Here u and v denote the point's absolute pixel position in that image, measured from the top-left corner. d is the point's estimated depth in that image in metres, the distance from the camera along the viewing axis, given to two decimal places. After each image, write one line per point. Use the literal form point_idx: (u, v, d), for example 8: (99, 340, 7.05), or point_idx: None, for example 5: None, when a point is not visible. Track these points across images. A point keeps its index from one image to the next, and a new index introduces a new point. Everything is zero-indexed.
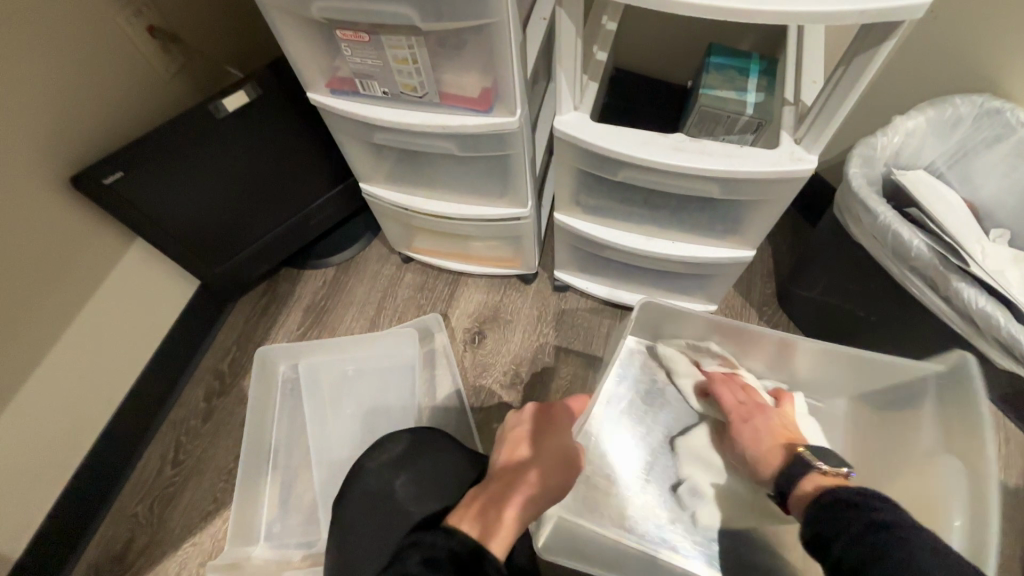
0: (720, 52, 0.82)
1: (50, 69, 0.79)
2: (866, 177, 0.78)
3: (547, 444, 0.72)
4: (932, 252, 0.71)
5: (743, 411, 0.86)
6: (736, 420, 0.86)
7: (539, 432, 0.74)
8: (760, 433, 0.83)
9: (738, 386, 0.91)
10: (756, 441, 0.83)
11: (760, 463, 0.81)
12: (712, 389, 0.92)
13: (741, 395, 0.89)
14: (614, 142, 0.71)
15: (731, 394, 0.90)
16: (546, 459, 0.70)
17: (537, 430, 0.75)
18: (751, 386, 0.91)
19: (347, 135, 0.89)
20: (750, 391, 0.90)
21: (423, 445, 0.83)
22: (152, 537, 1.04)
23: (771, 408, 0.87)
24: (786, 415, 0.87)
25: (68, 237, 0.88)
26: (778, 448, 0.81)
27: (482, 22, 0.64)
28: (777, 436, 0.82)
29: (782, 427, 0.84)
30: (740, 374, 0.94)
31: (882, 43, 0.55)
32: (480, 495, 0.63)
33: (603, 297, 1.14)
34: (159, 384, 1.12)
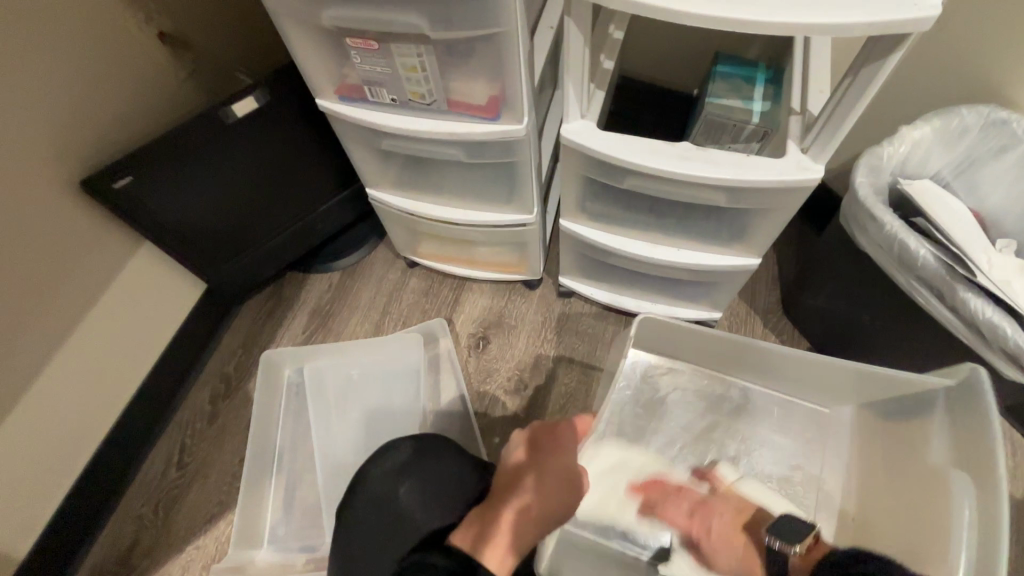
0: (726, 61, 0.83)
1: (62, 74, 0.80)
2: (873, 186, 0.78)
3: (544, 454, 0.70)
4: (937, 261, 0.70)
5: (697, 519, 0.82)
6: (701, 537, 0.80)
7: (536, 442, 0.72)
8: (723, 533, 0.78)
9: (670, 493, 0.87)
10: (725, 542, 0.78)
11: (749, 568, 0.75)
12: (662, 517, 0.85)
13: (682, 505, 0.85)
14: (621, 151, 0.72)
15: (675, 508, 0.85)
16: (544, 470, 0.68)
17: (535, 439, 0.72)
18: (674, 484, 0.89)
19: (355, 141, 0.90)
20: (678, 492, 0.87)
21: (425, 448, 0.83)
22: (156, 540, 1.04)
23: (704, 496, 0.86)
24: (730, 495, 0.85)
25: (77, 240, 0.89)
26: (748, 542, 0.76)
27: (490, 31, 0.65)
28: (734, 527, 0.79)
29: (733, 513, 0.81)
30: (669, 477, 0.91)
31: (889, 56, 0.55)
32: (476, 517, 0.66)
33: (606, 304, 1.14)
34: (165, 387, 1.13)
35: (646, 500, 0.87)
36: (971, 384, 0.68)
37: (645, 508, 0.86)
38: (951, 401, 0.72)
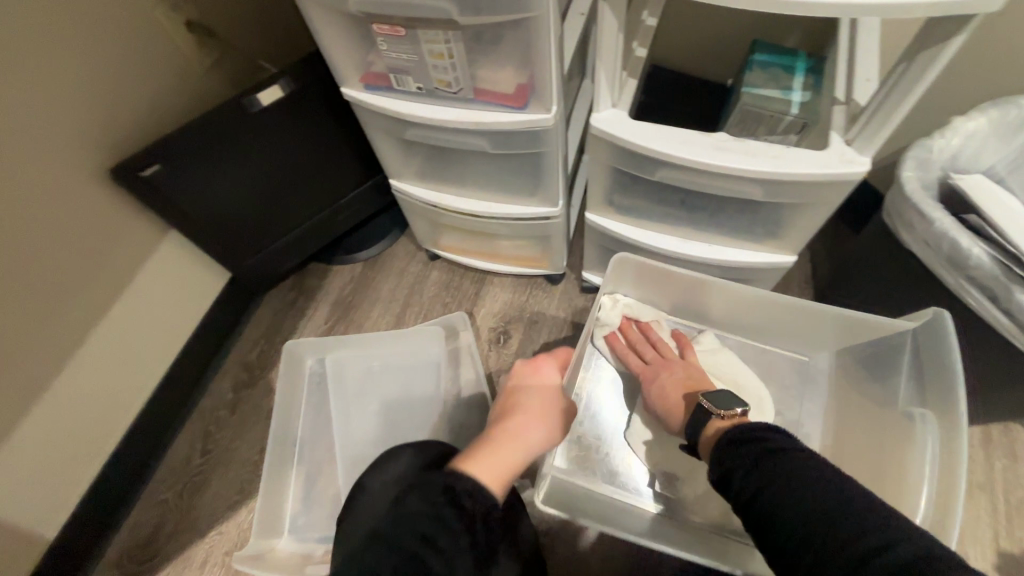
0: (764, 49, 0.78)
1: (92, 61, 0.81)
2: (921, 181, 0.74)
3: (543, 397, 0.72)
4: (992, 262, 0.66)
5: (650, 371, 0.85)
6: (644, 380, 0.84)
7: (526, 389, 0.74)
8: (662, 386, 0.81)
9: (644, 339, 0.91)
10: (662, 396, 0.80)
11: (669, 420, 0.79)
12: (623, 355, 0.90)
13: (650, 351, 0.88)
14: (653, 142, 0.69)
15: (638, 357, 0.88)
16: (545, 415, 0.70)
17: (521, 388, 0.75)
18: (654, 335, 0.90)
19: (379, 130, 0.89)
20: (655, 344, 0.89)
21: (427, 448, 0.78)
22: (179, 525, 1.06)
23: (676, 359, 0.86)
24: (691, 364, 0.84)
25: (106, 229, 0.90)
26: (681, 399, 0.78)
27: (520, 16, 0.63)
28: (679, 391, 0.79)
29: (682, 380, 0.81)
30: (655, 329, 0.92)
31: (949, 40, 0.51)
32: (481, 446, 0.62)
33: None
34: (190, 374, 1.14)
35: (623, 338, 0.92)
36: (939, 323, 0.70)
37: (623, 335, 0.92)
38: (919, 350, 0.75)
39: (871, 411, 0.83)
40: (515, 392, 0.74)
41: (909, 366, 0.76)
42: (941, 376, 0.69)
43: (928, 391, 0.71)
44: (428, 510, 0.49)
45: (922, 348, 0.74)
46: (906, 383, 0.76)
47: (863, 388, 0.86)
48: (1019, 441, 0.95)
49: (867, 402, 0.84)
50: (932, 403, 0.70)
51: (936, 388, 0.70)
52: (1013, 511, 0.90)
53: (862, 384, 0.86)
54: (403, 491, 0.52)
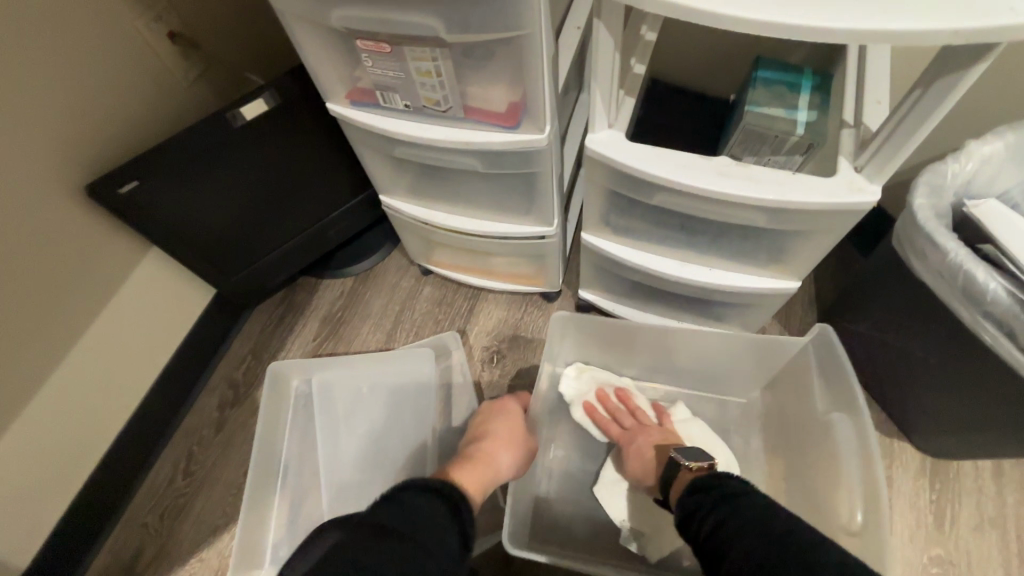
0: (767, 67, 0.75)
1: (68, 74, 0.77)
2: (934, 208, 0.70)
3: (511, 425, 0.83)
4: (1012, 297, 0.62)
5: (627, 436, 0.88)
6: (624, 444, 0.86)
7: (494, 418, 0.85)
8: (642, 450, 0.83)
9: (622, 407, 0.93)
10: (640, 459, 0.83)
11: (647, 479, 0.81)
12: (602, 421, 0.92)
13: (628, 418, 0.90)
14: (651, 165, 0.65)
15: (617, 423, 0.91)
16: (512, 439, 0.81)
17: (489, 418, 0.86)
18: (630, 403, 0.93)
19: (367, 147, 0.85)
20: (632, 410, 0.92)
21: None
22: (160, 550, 1.02)
23: (652, 424, 0.89)
24: (668, 428, 0.87)
25: (83, 247, 0.87)
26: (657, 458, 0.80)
27: (511, 34, 0.59)
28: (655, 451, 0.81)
29: (656, 440, 0.84)
30: (632, 397, 0.95)
31: (969, 68, 0.48)
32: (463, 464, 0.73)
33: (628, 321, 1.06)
34: (174, 392, 1.11)
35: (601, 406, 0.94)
36: (825, 338, 0.80)
37: (600, 403, 0.94)
38: (819, 363, 0.84)
39: (799, 419, 0.90)
40: (485, 420, 0.85)
41: (815, 376, 0.85)
42: (839, 376, 0.78)
43: (836, 392, 0.80)
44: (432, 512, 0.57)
45: (825, 363, 0.82)
46: (815, 389, 0.85)
47: (793, 405, 0.92)
48: None
49: (794, 413, 0.91)
50: (841, 399, 0.79)
51: (840, 388, 0.79)
52: None
53: (786, 399, 0.93)
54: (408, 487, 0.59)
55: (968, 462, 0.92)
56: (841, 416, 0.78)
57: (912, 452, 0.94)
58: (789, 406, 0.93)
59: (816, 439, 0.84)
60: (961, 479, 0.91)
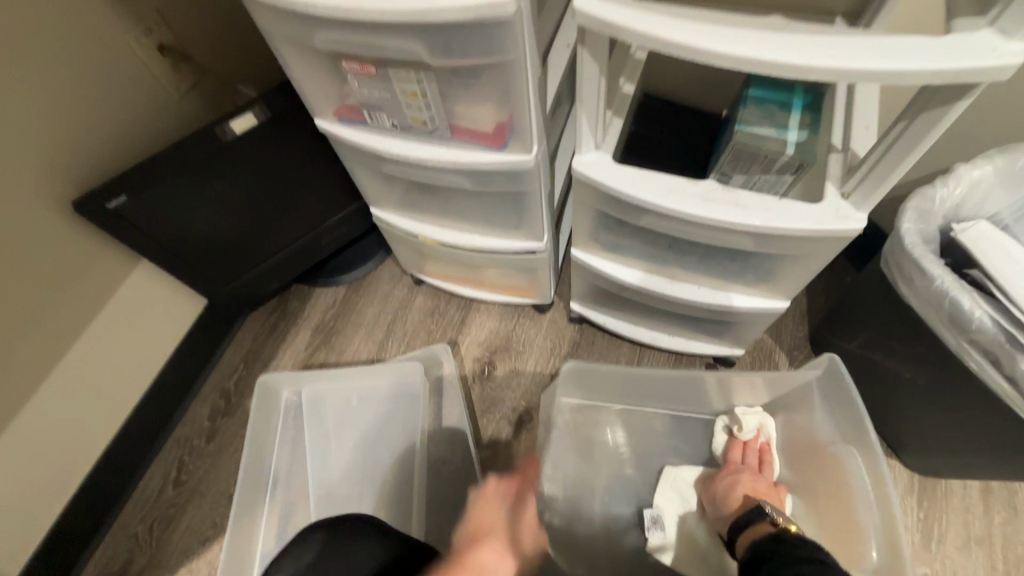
0: (759, 83, 0.73)
1: (53, 89, 0.77)
2: (921, 232, 0.70)
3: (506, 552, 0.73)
4: (996, 325, 0.62)
5: (736, 469, 0.88)
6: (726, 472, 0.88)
7: (489, 540, 0.75)
8: (736, 484, 0.85)
9: (759, 456, 0.91)
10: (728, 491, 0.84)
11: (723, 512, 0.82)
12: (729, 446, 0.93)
13: (756, 460, 0.89)
14: (636, 189, 0.65)
15: (738, 454, 0.91)
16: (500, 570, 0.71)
17: (483, 538, 0.76)
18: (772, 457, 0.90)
19: (355, 163, 0.85)
20: (763, 462, 0.90)
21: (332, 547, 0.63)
22: (149, 560, 1.02)
23: (766, 479, 0.87)
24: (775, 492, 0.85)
25: (73, 261, 0.87)
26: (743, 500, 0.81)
27: (496, 58, 0.59)
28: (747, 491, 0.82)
29: (755, 487, 0.84)
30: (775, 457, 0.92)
31: (953, 103, 0.48)
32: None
33: (619, 333, 1.06)
34: (165, 403, 1.11)
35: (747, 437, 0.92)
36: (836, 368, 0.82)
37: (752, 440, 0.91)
38: (825, 388, 0.86)
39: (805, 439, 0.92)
40: (479, 539, 0.76)
41: (822, 402, 0.87)
42: (851, 410, 0.81)
43: (844, 423, 0.83)
44: None
45: (834, 390, 0.83)
46: (821, 413, 0.87)
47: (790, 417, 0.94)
48: (1021, 493, 0.91)
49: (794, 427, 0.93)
50: (850, 433, 0.82)
51: (849, 419, 0.82)
52: (1011, 568, 0.86)
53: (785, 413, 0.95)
54: None
55: (956, 480, 0.92)
56: (853, 452, 0.81)
57: (901, 470, 0.94)
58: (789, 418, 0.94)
59: (821, 466, 0.88)
60: (949, 498, 0.91)
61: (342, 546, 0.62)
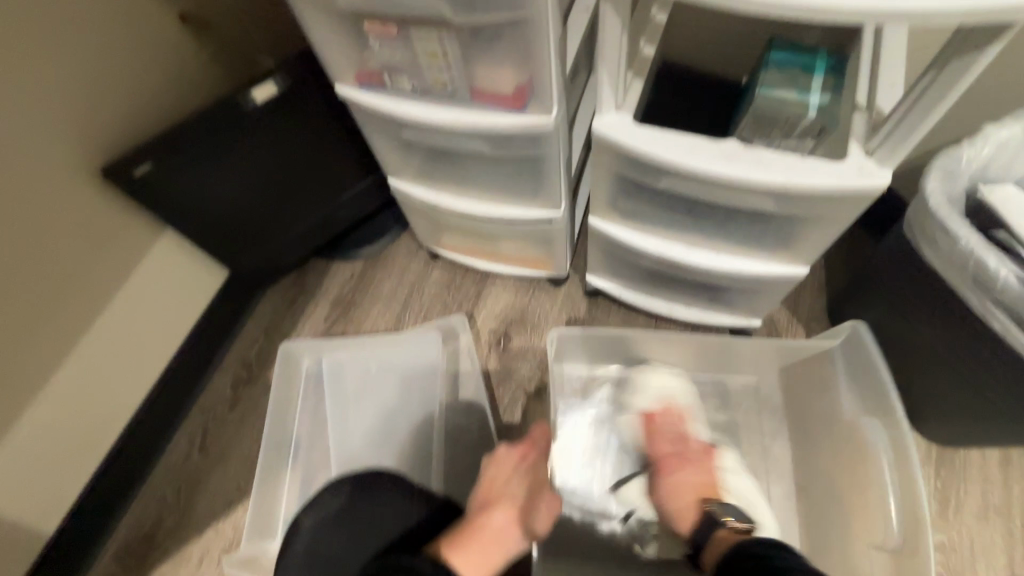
0: (781, 47, 0.73)
1: (81, 56, 0.79)
2: (947, 193, 0.69)
3: (529, 481, 0.71)
4: (1022, 283, 0.62)
5: (672, 461, 0.77)
6: (660, 474, 0.76)
7: (510, 472, 0.72)
8: (675, 485, 0.74)
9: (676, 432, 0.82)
10: (672, 494, 0.73)
11: (674, 521, 0.72)
12: (653, 434, 0.82)
13: (677, 443, 0.79)
14: (657, 149, 0.65)
15: (664, 443, 0.79)
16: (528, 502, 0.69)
17: (504, 469, 0.73)
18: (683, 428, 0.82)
19: (377, 131, 0.86)
20: (682, 434, 0.81)
21: (364, 492, 0.68)
22: (177, 521, 1.06)
23: (702, 455, 0.78)
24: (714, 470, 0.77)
25: (102, 229, 0.89)
26: (693, 505, 0.71)
27: (518, 14, 0.59)
28: (694, 494, 0.72)
29: (697, 480, 0.74)
30: (689, 421, 0.85)
31: (983, 49, 0.47)
32: (463, 533, 0.62)
33: (634, 304, 1.06)
34: (189, 371, 1.14)
35: (648, 421, 0.84)
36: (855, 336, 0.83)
37: (653, 422, 0.83)
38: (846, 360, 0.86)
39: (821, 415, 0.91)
40: (497, 472, 0.73)
41: (843, 377, 0.87)
42: (876, 384, 0.81)
43: (868, 398, 0.83)
44: None
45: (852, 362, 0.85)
46: (838, 388, 0.88)
47: (803, 389, 0.95)
48: None
49: (809, 399, 0.94)
50: (876, 407, 0.82)
51: (873, 393, 0.82)
52: None
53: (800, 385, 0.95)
54: None
55: (975, 451, 0.92)
56: (877, 425, 0.81)
57: (918, 439, 0.94)
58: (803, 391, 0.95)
59: (843, 443, 0.87)
60: (968, 468, 0.91)
61: (373, 497, 0.68)
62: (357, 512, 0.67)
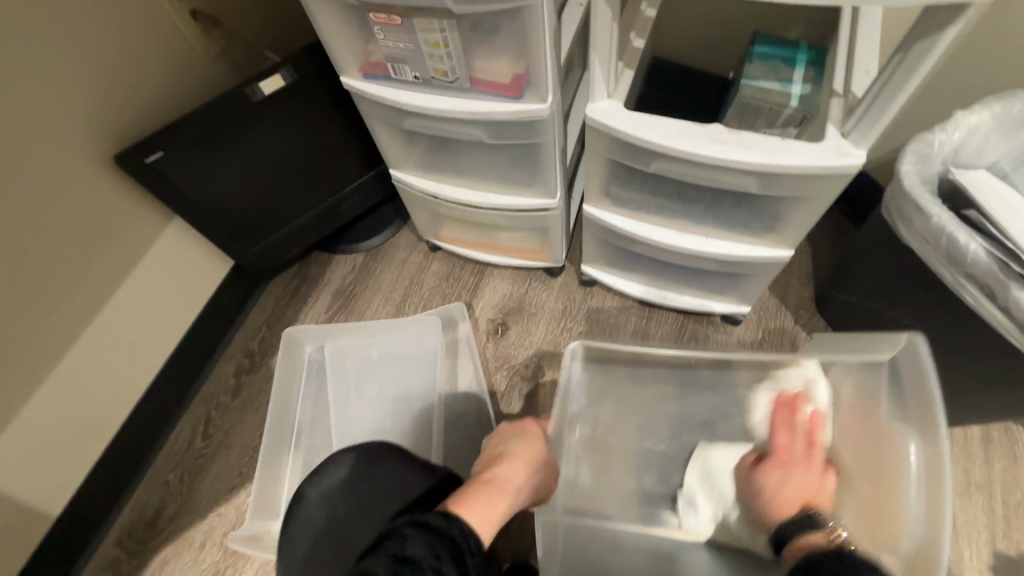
0: (765, 41, 0.77)
1: (97, 48, 0.82)
2: (920, 175, 0.73)
3: (533, 446, 0.73)
4: (990, 257, 0.65)
5: (783, 455, 0.78)
6: (771, 463, 0.77)
7: (514, 438, 0.74)
8: (782, 478, 0.75)
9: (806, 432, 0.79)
10: (774, 490, 0.74)
11: (765, 511, 0.75)
12: (773, 427, 0.82)
13: (799, 441, 0.78)
14: (646, 133, 0.69)
15: (784, 436, 0.80)
16: (529, 466, 0.70)
17: (507, 438, 0.75)
18: (817, 433, 0.78)
19: (377, 120, 0.89)
20: (811, 436, 0.79)
21: (366, 463, 0.69)
22: (181, 505, 1.08)
23: (818, 463, 0.76)
24: (826, 478, 0.74)
25: (112, 216, 0.92)
26: (793, 507, 0.72)
27: (515, 4, 0.63)
28: (797, 496, 0.72)
29: (805, 484, 0.73)
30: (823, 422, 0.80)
31: (943, 31, 0.51)
32: (471, 488, 0.61)
33: (641, 297, 1.10)
34: (193, 359, 1.16)
35: (791, 412, 0.82)
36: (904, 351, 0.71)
37: (786, 411, 0.82)
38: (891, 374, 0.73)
39: (860, 446, 0.76)
40: (501, 440, 0.75)
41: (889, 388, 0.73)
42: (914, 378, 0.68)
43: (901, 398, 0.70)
44: (431, 558, 0.48)
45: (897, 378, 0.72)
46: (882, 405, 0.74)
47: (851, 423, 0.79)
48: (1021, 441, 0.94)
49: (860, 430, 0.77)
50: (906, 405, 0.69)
51: (911, 393, 0.69)
52: (1011, 511, 0.89)
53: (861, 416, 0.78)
54: (401, 527, 0.51)
55: (958, 430, 0.96)
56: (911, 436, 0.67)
57: None
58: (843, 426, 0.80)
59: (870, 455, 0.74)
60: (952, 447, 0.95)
61: (375, 469, 0.68)
62: (363, 480, 0.69)
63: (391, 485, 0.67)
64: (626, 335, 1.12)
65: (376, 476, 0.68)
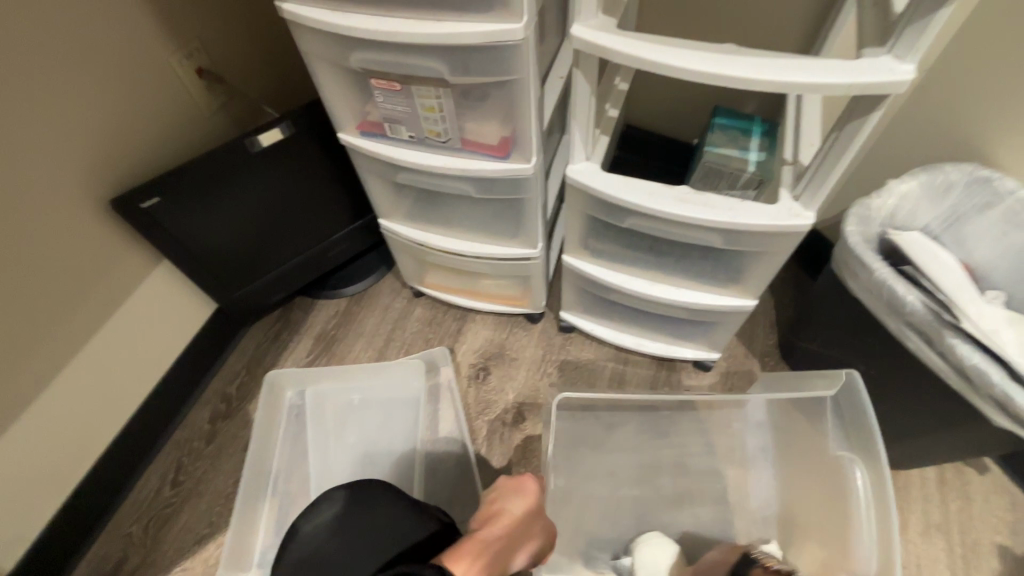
0: (724, 114, 0.87)
1: (105, 100, 0.87)
2: (863, 234, 0.84)
3: (530, 509, 0.70)
4: (926, 308, 0.74)
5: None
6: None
7: (510, 496, 0.72)
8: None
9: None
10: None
11: None
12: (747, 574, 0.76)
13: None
14: (621, 192, 0.76)
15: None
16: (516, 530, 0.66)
17: (504, 495, 0.73)
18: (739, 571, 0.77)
19: (374, 176, 0.96)
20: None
21: (361, 498, 0.70)
22: (143, 559, 1.03)
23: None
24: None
25: (103, 258, 0.93)
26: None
27: (505, 77, 0.71)
28: None
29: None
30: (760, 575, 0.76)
31: (868, 116, 0.61)
32: (462, 548, 0.58)
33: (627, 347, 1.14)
34: (167, 403, 1.14)
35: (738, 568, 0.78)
36: (849, 387, 0.84)
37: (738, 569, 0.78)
38: (840, 408, 0.87)
39: None
40: (498, 499, 0.72)
41: (833, 419, 0.88)
42: (860, 422, 0.83)
43: (847, 433, 0.86)
44: None
45: (842, 408, 0.86)
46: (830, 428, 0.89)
47: (798, 429, 0.96)
48: (971, 482, 1.01)
49: (806, 439, 0.94)
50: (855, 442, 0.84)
51: (859, 434, 0.83)
52: (968, 551, 0.95)
53: (794, 424, 0.96)
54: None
55: (914, 472, 1.03)
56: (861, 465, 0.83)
57: None
58: (800, 431, 0.96)
59: None
60: (910, 488, 1.01)
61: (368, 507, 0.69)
62: (356, 514, 0.67)
63: (389, 521, 0.66)
64: (604, 380, 1.16)
65: (373, 511, 0.68)
